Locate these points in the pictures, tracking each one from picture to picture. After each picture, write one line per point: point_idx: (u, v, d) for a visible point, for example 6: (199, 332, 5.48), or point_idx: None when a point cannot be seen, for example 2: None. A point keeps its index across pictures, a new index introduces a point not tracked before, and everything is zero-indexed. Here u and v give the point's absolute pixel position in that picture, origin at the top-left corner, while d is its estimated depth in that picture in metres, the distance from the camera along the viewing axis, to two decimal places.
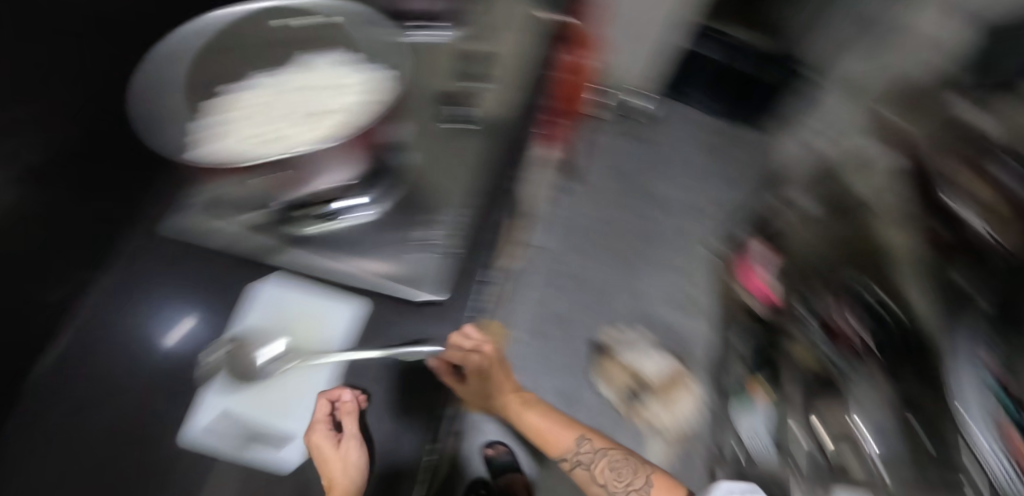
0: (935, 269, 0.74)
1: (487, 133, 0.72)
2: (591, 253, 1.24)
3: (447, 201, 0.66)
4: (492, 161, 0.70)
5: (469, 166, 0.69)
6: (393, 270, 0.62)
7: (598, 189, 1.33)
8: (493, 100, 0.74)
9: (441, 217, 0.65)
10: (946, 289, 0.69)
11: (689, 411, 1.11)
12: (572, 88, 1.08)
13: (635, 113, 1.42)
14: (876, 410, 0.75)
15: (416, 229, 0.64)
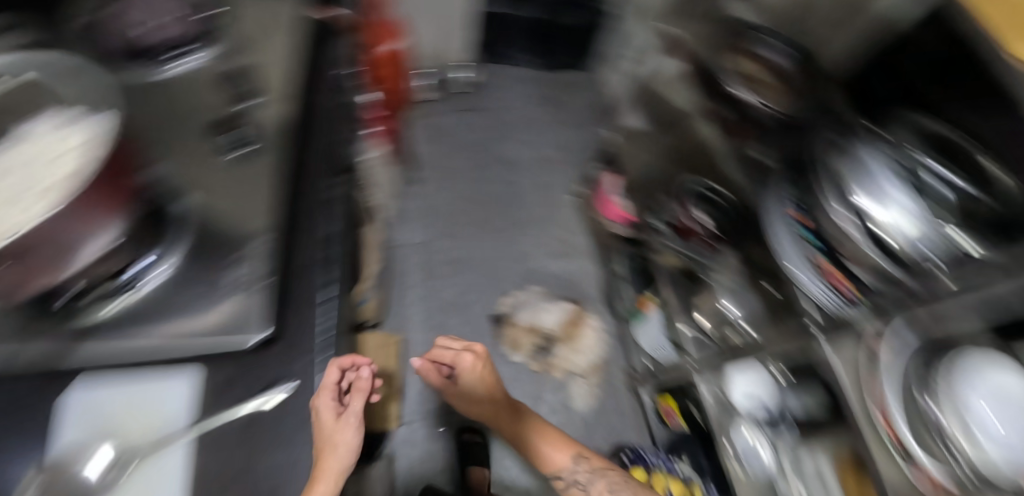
0: (728, 155, 0.87)
1: (273, 146, 0.62)
2: (461, 230, 1.23)
3: (246, 231, 0.55)
4: (288, 174, 0.61)
5: (265, 183, 0.60)
6: (209, 324, 0.48)
7: (445, 168, 1.29)
8: (270, 112, 0.65)
9: (247, 250, 0.54)
10: (746, 164, 0.84)
11: (594, 342, 1.16)
12: (388, 75, 1.12)
13: (461, 86, 1.39)
14: (735, 290, 0.89)
15: (223, 268, 0.52)
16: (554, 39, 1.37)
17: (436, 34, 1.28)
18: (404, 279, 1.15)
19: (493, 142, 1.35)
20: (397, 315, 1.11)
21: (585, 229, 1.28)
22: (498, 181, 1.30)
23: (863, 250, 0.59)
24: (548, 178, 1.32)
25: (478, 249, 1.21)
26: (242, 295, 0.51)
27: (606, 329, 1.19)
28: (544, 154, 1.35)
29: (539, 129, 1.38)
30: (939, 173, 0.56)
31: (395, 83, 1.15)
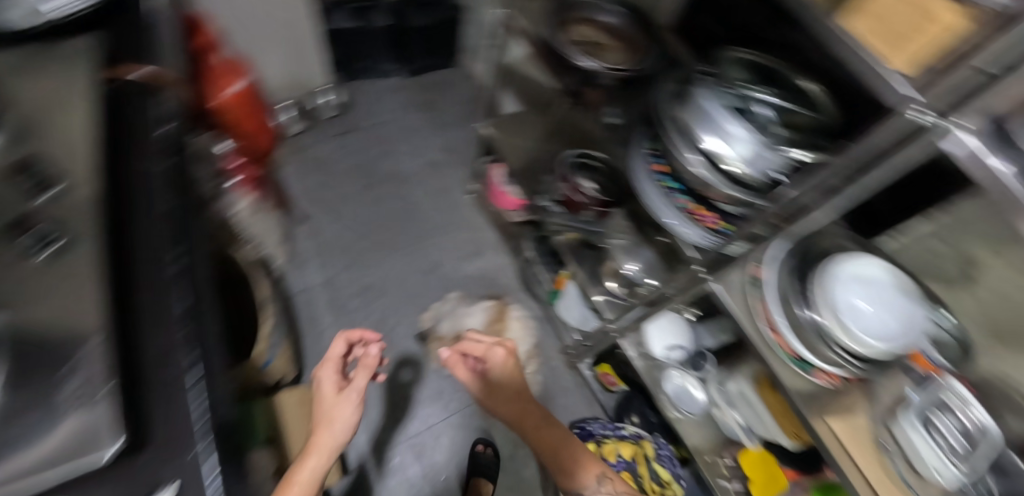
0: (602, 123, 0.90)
1: (96, 213, 0.42)
2: (363, 257, 1.18)
3: (82, 333, 0.36)
4: (126, 242, 0.42)
5: (105, 270, 0.39)
6: (59, 456, 0.32)
7: (329, 200, 1.23)
8: (71, 165, 0.44)
9: (87, 357, 0.35)
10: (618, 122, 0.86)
11: (522, 330, 1.16)
12: (245, 117, 1.08)
13: (329, 108, 1.33)
14: (633, 248, 0.92)
15: (65, 384, 0.34)
16: (411, 42, 1.35)
17: (282, 63, 1.22)
18: (315, 324, 1.10)
19: (374, 159, 1.30)
20: (317, 363, 1.06)
21: (488, 223, 1.26)
22: (388, 197, 1.25)
23: (718, 186, 0.67)
24: (440, 182, 1.29)
25: (384, 271, 1.17)
26: (78, 409, 0.33)
27: (533, 314, 1.18)
28: (430, 158, 1.32)
29: (419, 134, 1.35)
30: (759, 108, 0.67)
31: (255, 124, 1.11)
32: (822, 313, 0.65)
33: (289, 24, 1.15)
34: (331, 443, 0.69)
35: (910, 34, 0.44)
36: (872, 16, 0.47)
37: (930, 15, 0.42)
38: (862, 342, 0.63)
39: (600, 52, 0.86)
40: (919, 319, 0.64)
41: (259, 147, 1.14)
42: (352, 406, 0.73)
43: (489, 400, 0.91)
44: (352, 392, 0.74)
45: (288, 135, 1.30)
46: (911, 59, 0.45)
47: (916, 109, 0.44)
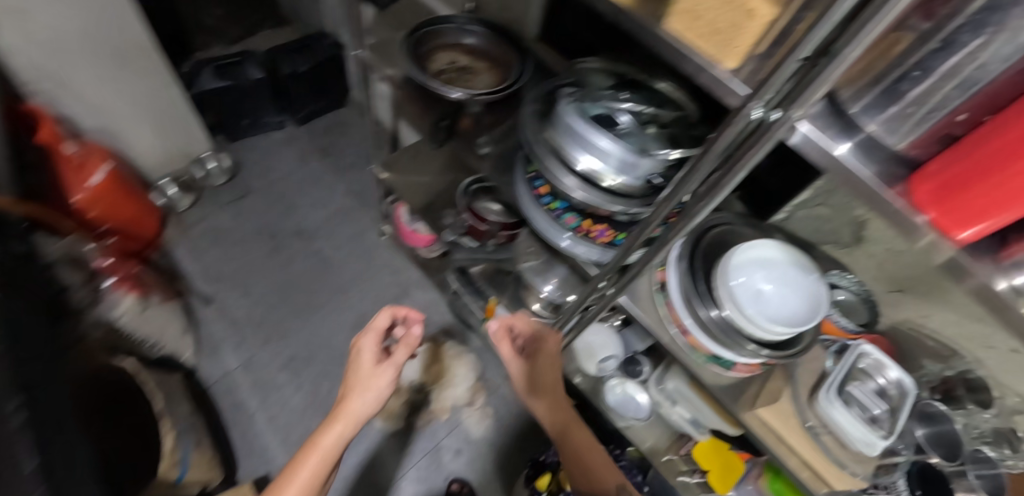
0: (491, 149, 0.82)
1: None
2: (282, 327, 1.12)
3: None
4: None
5: None
6: None
7: (233, 274, 1.15)
8: None
9: None
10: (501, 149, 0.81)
11: (463, 368, 1.12)
12: (118, 205, 1.03)
13: (218, 176, 1.26)
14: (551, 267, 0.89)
15: None
16: (293, 91, 1.26)
17: (152, 138, 1.15)
18: (242, 413, 1.02)
19: (277, 220, 1.23)
20: (250, 454, 0.98)
21: (408, 263, 1.22)
22: (299, 258, 1.20)
23: (598, 206, 0.65)
24: (351, 230, 1.25)
25: (307, 337, 1.11)
26: None
27: (470, 347, 1.16)
28: (336, 208, 1.27)
29: (321, 185, 1.30)
30: (622, 117, 0.64)
31: (132, 210, 1.06)
32: (728, 308, 0.65)
33: (149, 97, 1.08)
34: (357, 414, 0.69)
35: (732, 31, 0.42)
36: (688, 16, 0.44)
37: (746, 11, 0.40)
38: (771, 331, 0.63)
39: (471, 77, 0.83)
40: (821, 295, 0.67)
41: (143, 230, 1.10)
42: (388, 375, 0.73)
43: (534, 385, 0.82)
44: (388, 365, 0.74)
45: (179, 210, 1.21)
46: (740, 53, 0.43)
47: (752, 109, 0.43)
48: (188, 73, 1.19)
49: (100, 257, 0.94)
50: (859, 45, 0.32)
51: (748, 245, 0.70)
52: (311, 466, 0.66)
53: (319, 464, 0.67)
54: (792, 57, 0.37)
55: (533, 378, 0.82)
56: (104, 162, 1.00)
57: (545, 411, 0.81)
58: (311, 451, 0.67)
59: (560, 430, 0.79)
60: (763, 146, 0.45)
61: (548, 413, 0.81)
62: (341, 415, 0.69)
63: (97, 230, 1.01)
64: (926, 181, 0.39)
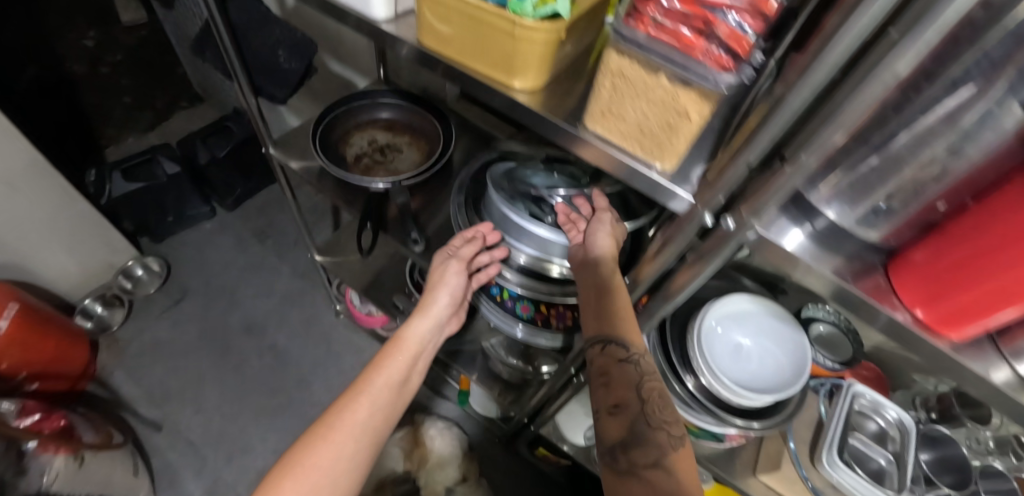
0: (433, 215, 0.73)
1: None
2: (246, 436, 1.03)
3: None
4: None
5: None
6: None
7: (182, 390, 1.07)
8: None
9: None
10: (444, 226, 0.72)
11: (445, 446, 1.03)
12: (33, 345, 0.92)
13: (153, 281, 1.18)
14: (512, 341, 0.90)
15: None
16: (214, 177, 1.22)
17: (63, 258, 1.04)
18: None
19: (221, 318, 1.17)
20: None
21: (370, 341, 1.16)
22: (254, 355, 1.12)
23: (539, 299, 0.61)
24: (304, 315, 1.19)
25: (273, 444, 1.01)
26: None
27: (449, 421, 1.09)
28: (284, 293, 1.21)
29: (265, 272, 1.24)
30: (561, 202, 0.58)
31: (52, 347, 0.95)
32: (706, 378, 0.60)
33: (52, 216, 0.98)
34: (438, 313, 0.60)
35: (664, 132, 0.34)
36: (609, 118, 0.36)
37: (677, 110, 0.32)
38: (754, 400, 0.59)
39: (395, 155, 0.75)
40: (803, 345, 0.62)
41: (70, 365, 1.00)
42: (458, 277, 0.59)
43: (601, 239, 0.51)
44: (453, 262, 0.59)
45: (114, 327, 1.12)
46: (677, 154, 0.35)
47: (701, 214, 0.36)
48: (97, 181, 1.12)
49: (18, 416, 0.80)
50: (820, 153, 0.28)
51: (719, 301, 0.65)
52: (401, 363, 0.56)
53: (411, 361, 0.57)
54: (743, 159, 0.31)
55: (598, 236, 0.51)
56: (9, 303, 0.90)
57: (591, 268, 0.50)
58: (398, 345, 0.57)
59: (606, 286, 0.49)
60: (712, 264, 0.38)
61: (594, 272, 0.50)
62: (429, 309, 0.60)
63: (16, 381, 0.89)
64: (907, 271, 0.35)
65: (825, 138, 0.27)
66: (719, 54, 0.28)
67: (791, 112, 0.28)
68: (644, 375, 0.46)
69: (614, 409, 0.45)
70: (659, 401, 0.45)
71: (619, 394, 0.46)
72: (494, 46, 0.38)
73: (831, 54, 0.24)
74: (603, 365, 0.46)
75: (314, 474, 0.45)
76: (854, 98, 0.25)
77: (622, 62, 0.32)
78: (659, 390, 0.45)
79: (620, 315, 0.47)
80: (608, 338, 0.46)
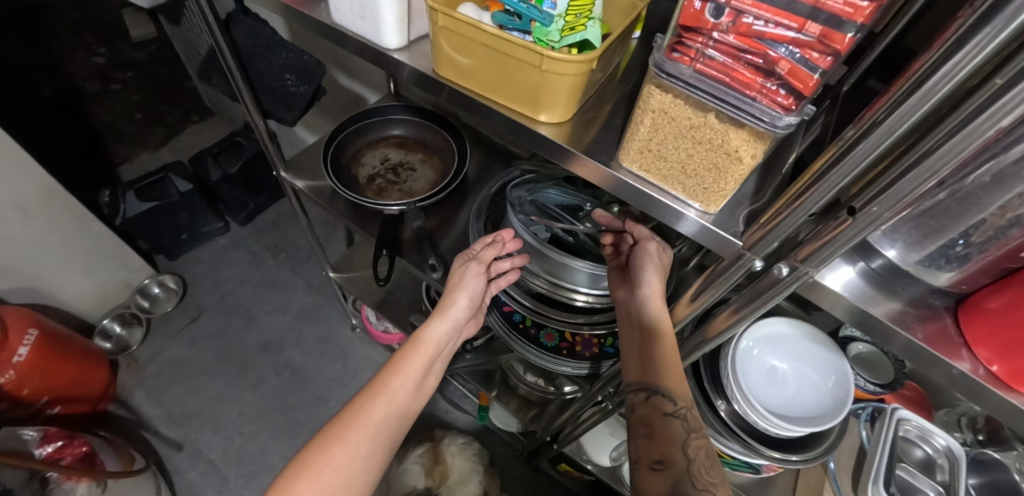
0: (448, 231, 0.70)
1: None
2: (265, 455, 1.02)
3: None
4: None
5: None
6: None
7: (201, 409, 1.06)
8: None
9: None
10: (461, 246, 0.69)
11: (465, 463, 1.00)
12: (55, 371, 0.92)
13: (168, 300, 1.18)
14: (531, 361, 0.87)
15: None
16: (225, 194, 1.23)
17: (81, 280, 1.05)
18: None
19: (237, 336, 1.16)
20: None
21: (387, 356, 1.14)
22: (271, 373, 1.12)
23: (565, 329, 0.59)
24: (320, 330, 1.18)
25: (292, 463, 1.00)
26: None
27: (469, 436, 1.07)
28: (299, 309, 1.21)
29: (280, 287, 1.24)
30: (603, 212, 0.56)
31: (72, 370, 0.95)
32: (740, 405, 0.57)
33: (68, 240, 0.97)
34: (456, 314, 0.56)
35: (711, 175, 0.31)
36: (647, 156, 0.34)
37: (726, 153, 0.29)
38: (792, 431, 0.55)
39: (409, 174, 0.72)
40: (845, 371, 0.58)
41: (92, 386, 1.00)
42: (477, 280, 0.56)
43: (651, 279, 0.48)
44: (472, 264, 0.56)
45: (132, 347, 1.12)
46: (722, 196, 0.32)
47: (750, 259, 0.34)
48: (111, 202, 1.12)
49: (40, 444, 0.80)
50: (896, 207, 0.25)
51: (753, 322, 0.62)
52: (418, 366, 0.54)
53: (427, 363, 0.55)
54: (803, 208, 0.29)
55: (648, 272, 0.48)
56: (28, 331, 0.89)
57: (637, 308, 0.48)
58: (417, 348, 0.54)
59: (653, 332, 0.46)
60: (760, 308, 0.37)
61: (637, 311, 0.48)
62: (448, 311, 0.55)
63: (38, 406, 0.90)
64: (984, 321, 0.31)
65: (901, 193, 0.24)
66: (778, 92, 0.25)
67: (862, 159, 0.25)
68: (689, 432, 0.43)
69: (657, 465, 0.41)
70: (705, 460, 0.41)
71: (665, 449, 0.42)
72: (520, 77, 0.35)
73: (913, 107, 0.21)
74: (645, 415, 0.45)
75: (329, 474, 0.44)
76: (938, 151, 0.22)
77: (665, 99, 0.29)
78: (706, 448, 0.42)
79: (668, 363, 0.45)
80: (652, 387, 0.45)
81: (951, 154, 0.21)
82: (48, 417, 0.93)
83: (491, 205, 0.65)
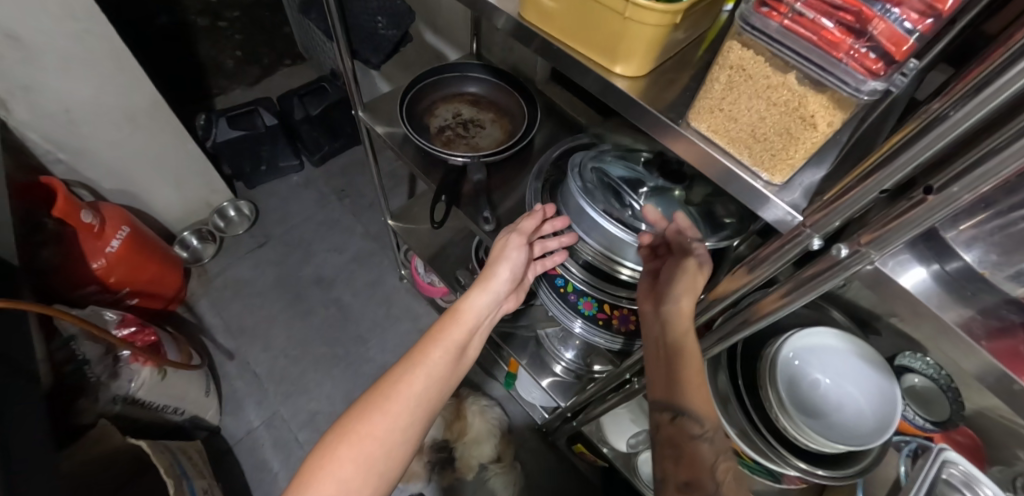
0: (508, 190, 0.72)
1: None
2: (302, 378, 1.10)
3: None
4: None
5: None
6: None
7: (254, 326, 1.16)
8: None
9: None
10: (519, 206, 0.71)
11: (484, 425, 1.03)
12: (138, 267, 1.03)
13: (241, 224, 1.30)
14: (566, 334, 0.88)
15: None
16: (305, 134, 1.31)
17: (170, 192, 1.16)
18: (264, 473, 0.99)
19: (295, 268, 1.25)
20: None
21: (428, 309, 1.19)
22: (320, 306, 1.19)
23: (605, 299, 0.60)
24: (370, 275, 1.25)
25: (327, 390, 1.08)
26: None
27: (494, 400, 1.10)
28: (354, 251, 1.28)
29: (339, 229, 1.32)
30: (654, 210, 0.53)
31: (153, 269, 1.06)
32: (775, 414, 0.56)
33: (164, 153, 1.08)
34: (497, 288, 0.60)
35: (781, 140, 0.31)
36: (717, 116, 0.34)
37: (802, 117, 0.29)
38: (827, 446, 0.53)
39: (477, 130, 0.74)
40: (894, 396, 0.54)
41: (167, 287, 1.11)
42: (519, 252, 0.60)
43: (680, 297, 0.48)
44: (514, 236, 0.59)
45: (204, 260, 1.24)
46: (789, 166, 0.32)
47: (809, 237, 0.33)
48: (205, 126, 1.23)
49: (117, 325, 0.91)
50: (975, 189, 0.23)
51: (799, 331, 0.59)
52: (459, 336, 0.57)
53: (468, 334, 0.58)
54: (873, 184, 0.28)
55: (676, 290, 0.48)
56: (121, 227, 0.99)
57: (662, 324, 0.49)
58: (457, 317, 0.58)
59: (676, 348, 0.47)
60: (804, 297, 0.37)
61: (662, 329, 0.49)
62: (489, 284, 0.60)
63: (119, 294, 1.02)
64: None
65: (986, 173, 0.22)
66: (867, 54, 0.24)
67: (948, 135, 0.23)
68: (717, 455, 0.45)
69: (685, 487, 0.44)
70: (732, 484, 0.44)
71: (694, 471, 0.45)
72: (602, 25, 0.36)
73: (1018, 72, 0.19)
74: (671, 435, 0.47)
75: (370, 443, 0.47)
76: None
77: (745, 55, 0.29)
78: (732, 472, 0.45)
79: (692, 386, 0.47)
80: (678, 409, 0.47)
81: None
82: (128, 306, 1.05)
83: (552, 168, 0.66)
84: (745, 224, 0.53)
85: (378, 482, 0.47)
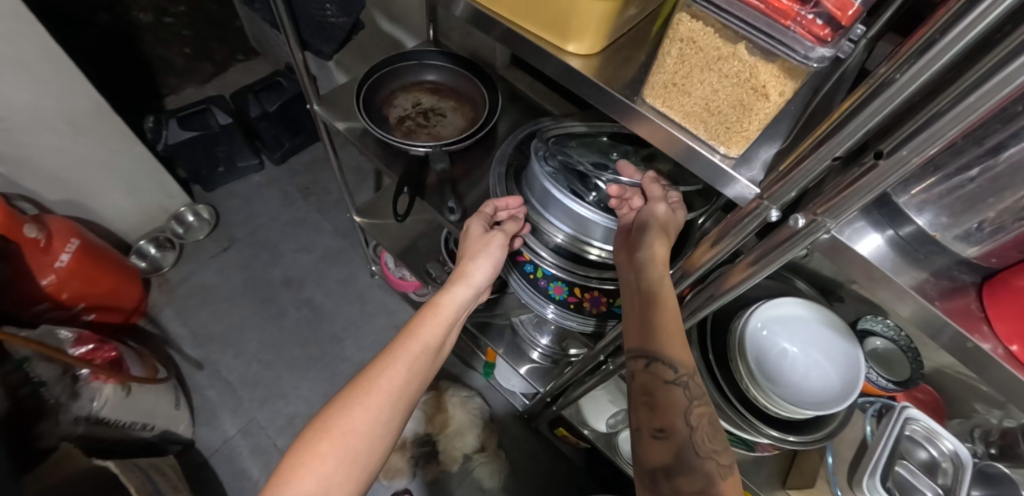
0: (473, 177, 0.71)
1: None
2: (277, 384, 1.07)
3: None
4: None
5: None
6: None
7: (223, 333, 1.12)
8: None
9: None
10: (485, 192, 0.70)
11: (465, 415, 1.03)
12: (94, 280, 0.98)
13: (199, 229, 1.24)
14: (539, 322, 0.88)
15: None
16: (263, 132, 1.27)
17: (123, 200, 1.10)
18: (242, 483, 0.97)
19: (262, 271, 1.21)
20: None
21: (402, 304, 1.17)
22: (292, 307, 1.16)
23: (573, 280, 0.58)
24: (341, 273, 1.22)
25: (303, 394, 1.05)
26: None
27: (474, 390, 1.09)
28: (324, 250, 1.25)
29: (307, 228, 1.28)
30: (618, 183, 0.52)
31: (109, 281, 1.01)
32: (748, 386, 0.57)
33: (113, 159, 1.02)
34: (478, 280, 0.58)
35: (734, 112, 0.30)
36: (671, 91, 0.33)
37: (754, 88, 0.28)
38: (796, 413, 0.55)
39: (438, 119, 0.72)
40: (857, 363, 0.56)
41: (126, 299, 1.06)
42: (501, 251, 0.57)
43: (653, 242, 0.47)
44: (500, 236, 0.57)
45: (165, 269, 1.19)
46: (745, 138, 0.31)
47: (766, 209, 0.33)
48: (155, 128, 1.16)
49: (74, 344, 0.86)
50: (925, 152, 0.23)
51: (765, 302, 0.60)
52: (439, 327, 0.54)
53: (448, 325, 0.56)
54: (826, 151, 0.27)
55: (648, 236, 0.47)
56: (71, 239, 0.94)
57: (636, 272, 0.47)
58: (437, 309, 0.55)
59: (651, 294, 0.45)
60: (767, 266, 0.36)
61: (636, 277, 0.47)
62: (471, 278, 0.57)
63: (74, 311, 0.97)
64: (1013, 297, 0.30)
65: (932, 136, 0.22)
66: (814, 21, 0.23)
67: (897, 100, 0.23)
68: (692, 400, 0.43)
69: (659, 434, 0.42)
70: (708, 429, 0.42)
71: (668, 418, 0.42)
72: (552, 3, 0.35)
73: (961, 33, 0.18)
74: (644, 383, 0.44)
75: (352, 439, 0.45)
76: (979, 91, 0.19)
77: (694, 26, 0.28)
78: (708, 416, 0.43)
79: (669, 329, 0.44)
80: (652, 355, 0.43)
81: (976, 98, 0.19)
82: (85, 322, 1.01)
83: (515, 154, 0.64)
84: (707, 200, 0.53)
85: (360, 477, 0.45)
